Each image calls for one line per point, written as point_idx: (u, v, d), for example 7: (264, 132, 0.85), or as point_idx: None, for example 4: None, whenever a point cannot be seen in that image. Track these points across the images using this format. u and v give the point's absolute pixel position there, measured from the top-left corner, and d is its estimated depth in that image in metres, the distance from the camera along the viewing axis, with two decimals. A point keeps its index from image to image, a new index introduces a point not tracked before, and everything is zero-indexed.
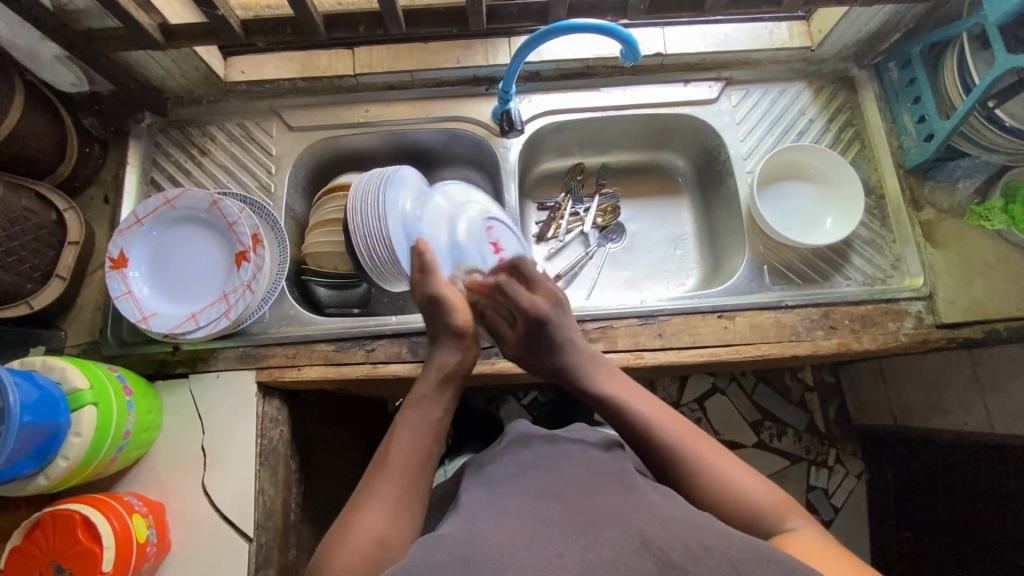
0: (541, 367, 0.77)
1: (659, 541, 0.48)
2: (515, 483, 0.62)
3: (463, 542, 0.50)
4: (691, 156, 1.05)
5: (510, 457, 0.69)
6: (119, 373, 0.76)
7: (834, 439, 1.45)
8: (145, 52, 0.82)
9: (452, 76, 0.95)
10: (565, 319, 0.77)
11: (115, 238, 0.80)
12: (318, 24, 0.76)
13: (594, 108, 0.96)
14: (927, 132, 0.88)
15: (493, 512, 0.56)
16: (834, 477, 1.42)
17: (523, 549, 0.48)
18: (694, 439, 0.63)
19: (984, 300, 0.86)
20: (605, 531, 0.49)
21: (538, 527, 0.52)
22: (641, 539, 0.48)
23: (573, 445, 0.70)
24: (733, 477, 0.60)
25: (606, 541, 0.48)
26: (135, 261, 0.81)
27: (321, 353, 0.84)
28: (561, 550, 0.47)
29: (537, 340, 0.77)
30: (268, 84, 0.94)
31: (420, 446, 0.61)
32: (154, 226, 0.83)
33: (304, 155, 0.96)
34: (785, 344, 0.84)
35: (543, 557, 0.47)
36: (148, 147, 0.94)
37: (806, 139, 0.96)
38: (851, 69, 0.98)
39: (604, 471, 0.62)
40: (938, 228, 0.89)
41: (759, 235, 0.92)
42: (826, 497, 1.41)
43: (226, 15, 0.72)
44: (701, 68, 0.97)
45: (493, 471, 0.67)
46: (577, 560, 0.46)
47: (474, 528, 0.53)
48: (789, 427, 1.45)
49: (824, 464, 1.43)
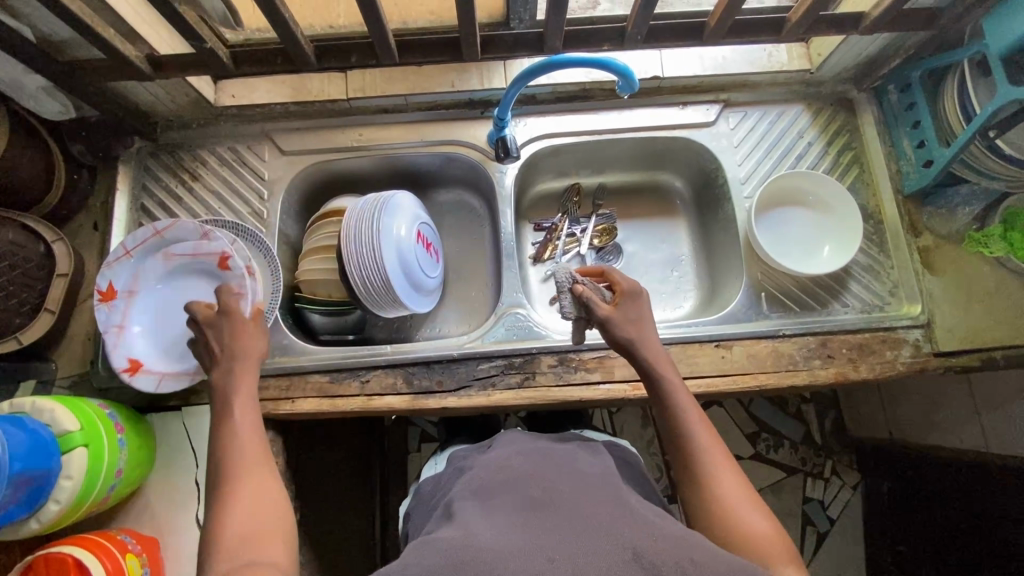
0: (611, 336, 0.75)
1: (649, 554, 0.50)
2: (505, 486, 0.62)
3: (467, 548, 0.51)
4: (689, 178, 1.04)
5: (502, 458, 0.69)
6: (111, 411, 0.75)
7: (829, 450, 1.46)
8: (134, 82, 0.80)
9: (446, 100, 0.94)
10: (651, 334, 0.75)
11: (105, 270, 0.79)
12: (310, 56, 0.74)
13: (590, 132, 0.95)
14: (926, 158, 0.87)
15: (489, 518, 0.56)
16: (829, 488, 1.44)
17: (521, 555, 0.50)
18: (717, 458, 0.64)
19: (982, 328, 0.86)
20: (603, 545, 0.51)
21: (537, 534, 0.53)
22: (632, 552, 0.50)
23: (565, 450, 0.70)
24: (740, 501, 0.61)
25: (602, 556, 0.50)
26: (136, 315, 0.80)
27: (315, 385, 0.84)
28: (554, 554, 0.50)
29: (615, 326, 0.75)
30: (258, 108, 0.93)
31: (238, 452, 0.63)
32: (151, 278, 0.82)
33: (296, 179, 0.94)
34: (782, 374, 0.84)
35: (538, 562, 0.50)
36: (138, 171, 0.92)
37: (805, 163, 0.95)
38: (850, 91, 0.97)
39: (596, 481, 0.62)
40: (936, 254, 0.89)
41: (756, 261, 0.91)
42: (822, 509, 1.43)
43: (214, 48, 0.70)
44: (699, 90, 0.95)
45: (486, 470, 0.67)
46: (572, 567, 0.49)
47: (470, 532, 0.54)
48: (786, 439, 1.46)
49: (819, 476, 1.45)
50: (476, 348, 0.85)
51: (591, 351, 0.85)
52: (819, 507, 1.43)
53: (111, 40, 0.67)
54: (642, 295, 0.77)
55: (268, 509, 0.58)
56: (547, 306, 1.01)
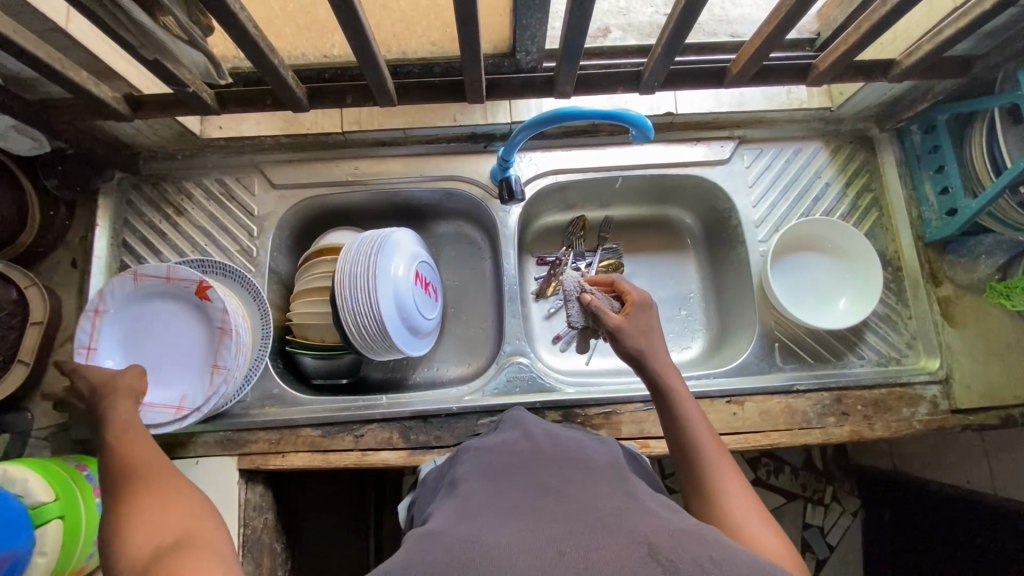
0: (622, 347, 0.69)
1: (665, 548, 0.40)
2: (506, 474, 0.54)
3: (465, 541, 0.42)
4: (700, 214, 0.99)
5: (504, 449, 0.60)
6: (88, 473, 0.71)
7: (830, 476, 1.31)
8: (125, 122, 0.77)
9: (448, 133, 0.89)
10: (661, 344, 0.69)
11: (82, 324, 0.74)
12: (301, 98, 0.69)
13: (599, 168, 0.90)
14: (949, 206, 0.84)
15: (487, 510, 0.47)
16: (829, 515, 1.29)
17: (526, 547, 0.41)
18: (720, 456, 0.59)
19: (1002, 384, 0.82)
20: (613, 536, 0.42)
21: (541, 523, 0.44)
22: (646, 546, 0.40)
23: (574, 443, 0.61)
24: (743, 503, 0.54)
25: (611, 548, 0.40)
26: (105, 343, 0.75)
27: (307, 439, 0.80)
28: (565, 547, 0.41)
29: (627, 336, 0.69)
30: (247, 140, 0.87)
31: (135, 469, 0.56)
32: (119, 304, 0.77)
33: (289, 214, 0.89)
34: (795, 432, 0.81)
35: (544, 555, 0.40)
36: (119, 205, 0.87)
37: (822, 204, 0.91)
38: (871, 129, 0.93)
39: (610, 478, 0.53)
40: (957, 305, 0.86)
41: (770, 309, 0.88)
42: (821, 536, 1.27)
43: (197, 91, 0.64)
44: (712, 126, 0.91)
45: (485, 463, 0.57)
46: (583, 560, 0.39)
47: (468, 520, 0.45)
48: (787, 463, 1.30)
49: (819, 502, 1.29)
50: (477, 401, 0.81)
51: (597, 406, 0.82)
52: (819, 534, 1.28)
53: (85, 84, 0.61)
54: (652, 310, 0.73)
55: (186, 500, 0.53)
56: (550, 346, 0.96)
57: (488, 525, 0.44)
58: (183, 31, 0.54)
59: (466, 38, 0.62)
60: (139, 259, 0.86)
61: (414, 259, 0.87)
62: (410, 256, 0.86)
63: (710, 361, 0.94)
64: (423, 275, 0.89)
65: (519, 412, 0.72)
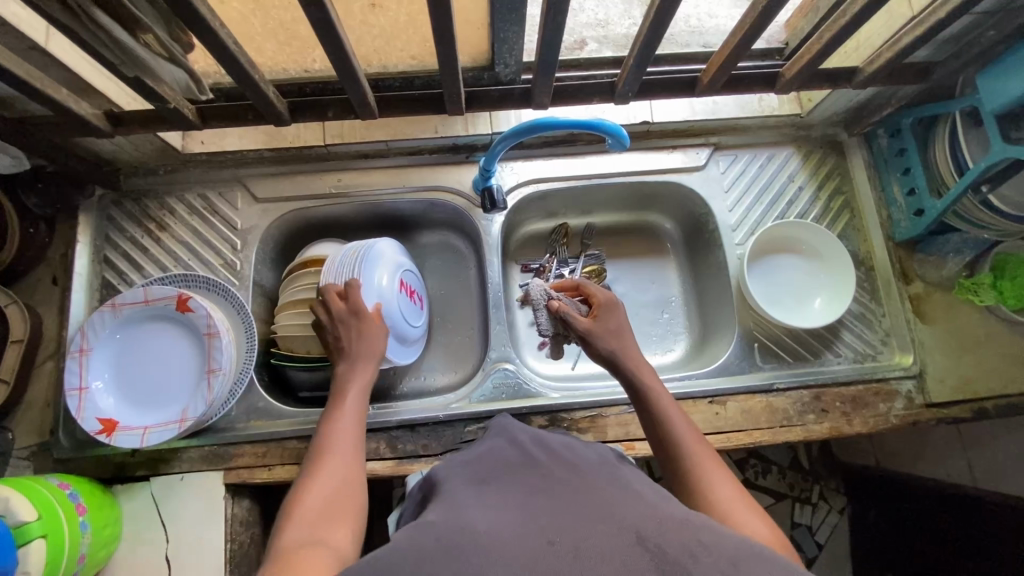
0: (597, 350, 0.72)
1: (654, 535, 0.41)
2: (494, 474, 0.54)
3: (457, 529, 0.42)
4: (679, 219, 1.01)
5: (493, 451, 0.60)
6: (71, 491, 0.70)
7: (817, 475, 1.26)
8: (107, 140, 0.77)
9: (430, 145, 0.91)
10: (633, 344, 0.72)
11: (68, 363, 0.75)
12: (282, 112, 0.70)
13: (579, 176, 0.92)
14: (917, 207, 0.86)
15: (477, 504, 0.47)
16: (816, 514, 1.24)
17: (517, 537, 0.41)
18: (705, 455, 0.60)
19: (972, 378, 0.85)
20: (603, 524, 0.42)
21: (532, 516, 0.44)
22: (634, 534, 0.41)
23: (556, 439, 0.61)
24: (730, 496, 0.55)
25: (600, 535, 0.41)
26: (94, 371, 0.76)
27: (293, 452, 0.80)
28: (555, 537, 0.41)
29: (597, 338, 0.72)
30: (230, 154, 0.88)
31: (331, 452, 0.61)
32: (103, 337, 0.77)
33: (272, 227, 0.89)
34: (776, 430, 0.83)
35: (536, 544, 0.41)
36: (100, 221, 0.87)
37: (796, 207, 0.93)
38: (840, 134, 0.96)
39: (596, 470, 0.54)
40: (927, 303, 0.88)
41: (749, 310, 0.90)
42: (810, 536, 1.22)
43: (178, 107, 0.65)
44: (688, 134, 0.94)
45: (475, 464, 0.58)
46: (573, 549, 0.40)
47: (462, 515, 0.45)
48: (774, 463, 1.26)
49: (807, 501, 1.24)
50: (463, 409, 0.82)
51: (582, 410, 0.83)
52: (806, 534, 1.22)
53: (64, 101, 0.62)
54: (616, 316, 0.75)
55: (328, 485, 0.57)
56: (536, 352, 0.96)
57: (481, 517, 0.45)
58: (165, 50, 0.55)
59: (444, 52, 0.63)
60: (121, 275, 0.85)
61: (400, 267, 0.88)
62: (396, 263, 0.87)
63: (693, 364, 0.95)
64: (410, 284, 0.90)
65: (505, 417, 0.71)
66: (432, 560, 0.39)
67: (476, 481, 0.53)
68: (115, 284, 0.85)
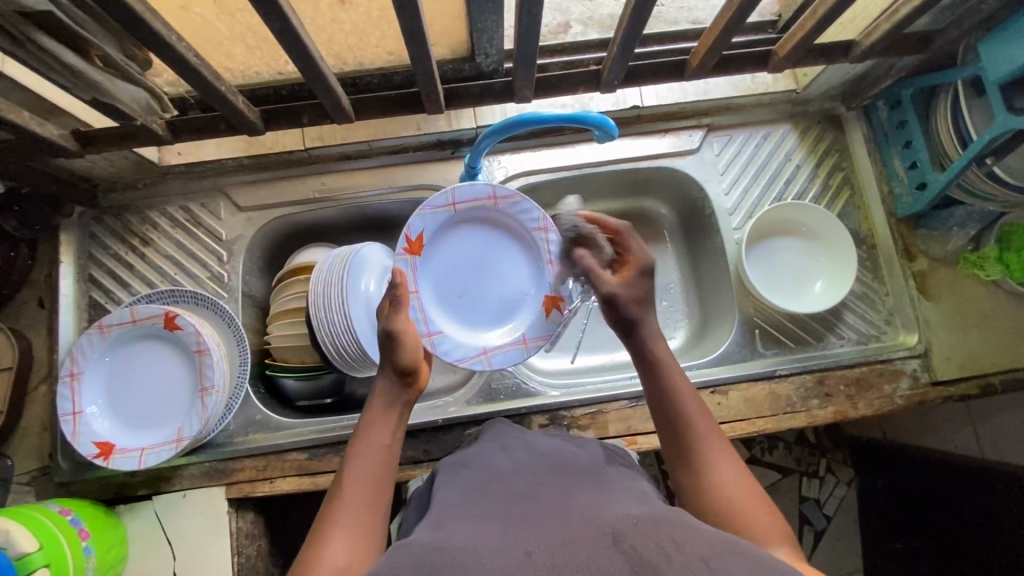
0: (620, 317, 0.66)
1: (630, 536, 0.40)
2: (488, 484, 0.54)
3: (433, 547, 0.42)
4: (675, 204, 0.98)
5: (487, 458, 0.61)
6: (73, 516, 0.70)
7: (824, 448, 1.23)
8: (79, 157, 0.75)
9: (413, 142, 0.88)
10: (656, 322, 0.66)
11: (60, 391, 0.74)
12: (256, 121, 0.68)
13: (569, 166, 0.90)
14: (919, 180, 0.84)
15: (462, 518, 0.47)
16: (824, 487, 1.22)
17: (494, 550, 0.41)
18: (712, 436, 0.58)
19: (979, 354, 0.83)
20: (579, 531, 0.42)
21: (512, 529, 0.44)
22: (609, 537, 0.41)
23: (552, 447, 0.61)
24: (732, 479, 0.54)
25: (578, 544, 0.40)
26: (87, 395, 0.75)
27: (294, 463, 0.79)
28: (533, 548, 0.41)
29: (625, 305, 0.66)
30: (209, 164, 0.86)
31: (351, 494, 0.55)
32: (92, 360, 0.76)
33: (257, 236, 0.87)
34: (780, 417, 0.82)
35: (511, 556, 0.40)
36: (82, 239, 0.85)
37: (794, 187, 0.90)
38: (838, 107, 0.92)
39: (589, 478, 0.53)
40: (932, 279, 0.86)
41: (748, 296, 0.88)
42: (817, 508, 1.21)
43: (146, 123, 0.62)
44: (680, 116, 0.90)
45: (467, 475, 0.58)
46: (549, 560, 0.39)
47: (450, 535, 0.44)
48: (780, 438, 1.23)
49: (814, 474, 1.22)
50: (462, 412, 0.81)
51: (582, 407, 0.82)
52: (815, 507, 1.21)
53: (27, 124, 0.59)
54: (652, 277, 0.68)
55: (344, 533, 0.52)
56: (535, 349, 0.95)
57: (464, 534, 0.44)
58: (122, 68, 0.52)
59: (416, 52, 0.61)
60: (108, 294, 0.84)
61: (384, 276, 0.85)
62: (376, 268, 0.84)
63: (694, 352, 0.93)
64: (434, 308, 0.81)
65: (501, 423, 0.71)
66: None
67: (466, 493, 0.53)
68: (103, 304, 0.84)
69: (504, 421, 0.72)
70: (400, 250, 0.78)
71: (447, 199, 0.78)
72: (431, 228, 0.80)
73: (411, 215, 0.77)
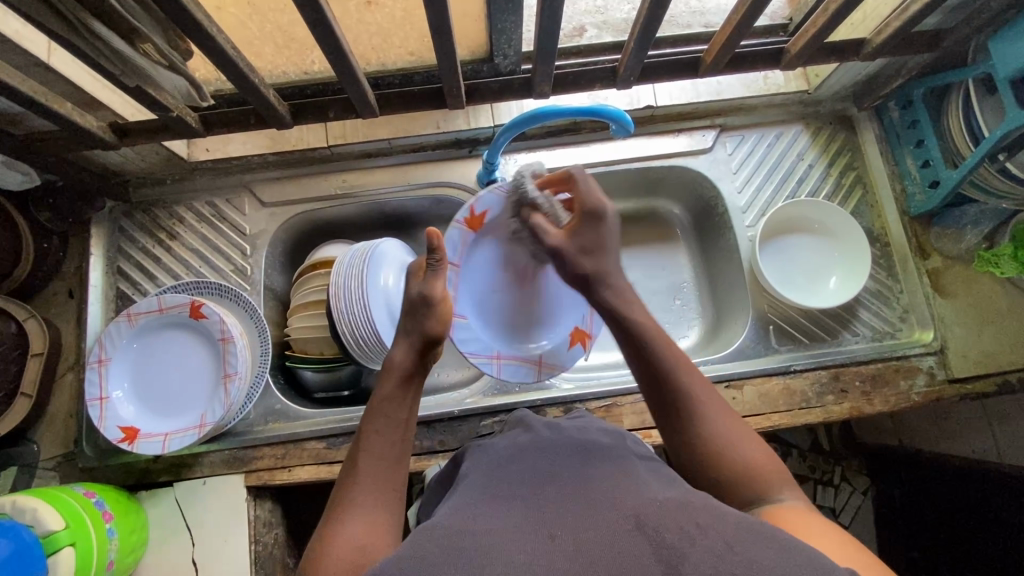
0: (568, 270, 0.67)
1: (653, 522, 0.40)
2: (511, 464, 0.55)
3: (459, 526, 0.42)
4: (688, 204, 1.00)
5: (507, 443, 0.61)
6: (97, 499, 0.71)
7: (838, 456, 1.22)
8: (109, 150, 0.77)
9: (432, 141, 0.91)
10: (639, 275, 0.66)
11: (89, 376, 0.76)
12: (284, 115, 0.71)
13: (585, 165, 0.91)
14: (932, 178, 0.84)
15: (485, 501, 0.48)
16: (839, 495, 1.19)
17: (517, 534, 0.41)
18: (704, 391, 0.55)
19: (995, 351, 0.83)
20: (606, 515, 0.42)
21: (536, 511, 0.44)
22: (634, 521, 0.40)
23: (575, 430, 0.62)
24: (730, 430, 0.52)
25: (602, 525, 0.40)
26: (113, 380, 0.77)
27: (312, 452, 0.80)
28: (559, 531, 0.41)
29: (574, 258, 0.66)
30: (235, 160, 0.88)
31: (373, 471, 0.52)
32: (119, 346, 0.78)
33: (280, 231, 0.90)
34: (795, 412, 0.82)
35: (537, 541, 0.40)
36: (112, 232, 0.87)
37: (806, 186, 0.92)
38: (850, 108, 0.94)
39: (612, 460, 0.54)
40: (946, 276, 0.86)
41: (761, 293, 0.89)
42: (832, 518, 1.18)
43: (180, 115, 0.65)
44: (694, 116, 0.92)
45: (489, 458, 0.58)
46: (576, 542, 0.39)
47: (472, 514, 0.45)
48: (793, 447, 1.21)
49: (828, 483, 1.20)
50: (478, 403, 0.83)
51: (597, 399, 0.82)
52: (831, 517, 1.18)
53: (70, 115, 0.62)
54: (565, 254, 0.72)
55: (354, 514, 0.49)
56: None
57: (490, 514, 0.44)
58: (162, 57, 0.55)
59: (441, 47, 0.63)
60: (135, 285, 0.86)
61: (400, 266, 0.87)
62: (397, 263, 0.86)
63: (707, 349, 0.94)
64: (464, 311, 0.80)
65: (520, 411, 0.71)
66: (443, 556, 0.38)
67: (490, 477, 0.54)
68: (130, 294, 0.86)
69: (523, 410, 0.73)
70: (459, 219, 0.78)
71: (521, 191, 0.80)
72: (495, 208, 0.80)
73: (484, 190, 0.78)
